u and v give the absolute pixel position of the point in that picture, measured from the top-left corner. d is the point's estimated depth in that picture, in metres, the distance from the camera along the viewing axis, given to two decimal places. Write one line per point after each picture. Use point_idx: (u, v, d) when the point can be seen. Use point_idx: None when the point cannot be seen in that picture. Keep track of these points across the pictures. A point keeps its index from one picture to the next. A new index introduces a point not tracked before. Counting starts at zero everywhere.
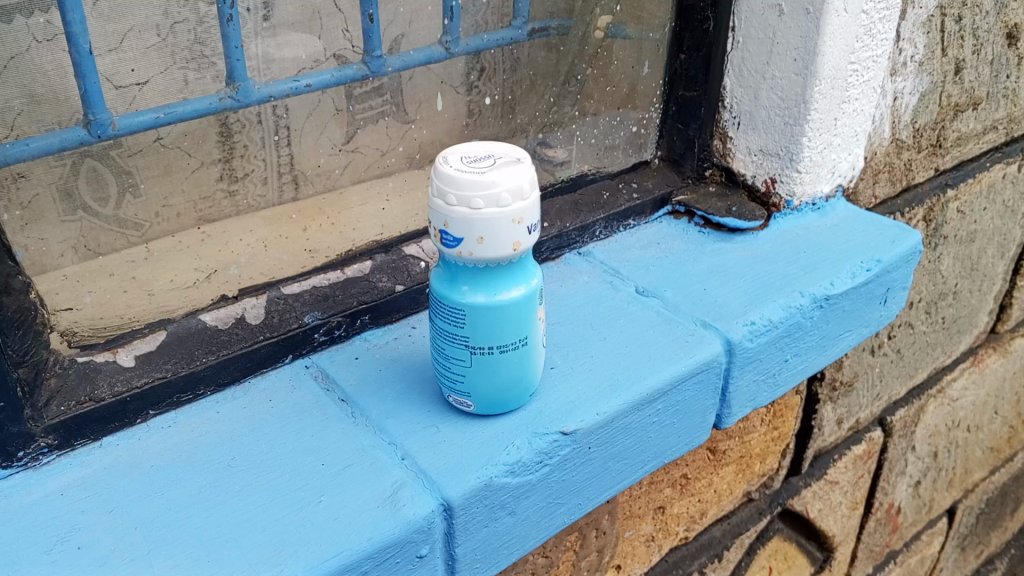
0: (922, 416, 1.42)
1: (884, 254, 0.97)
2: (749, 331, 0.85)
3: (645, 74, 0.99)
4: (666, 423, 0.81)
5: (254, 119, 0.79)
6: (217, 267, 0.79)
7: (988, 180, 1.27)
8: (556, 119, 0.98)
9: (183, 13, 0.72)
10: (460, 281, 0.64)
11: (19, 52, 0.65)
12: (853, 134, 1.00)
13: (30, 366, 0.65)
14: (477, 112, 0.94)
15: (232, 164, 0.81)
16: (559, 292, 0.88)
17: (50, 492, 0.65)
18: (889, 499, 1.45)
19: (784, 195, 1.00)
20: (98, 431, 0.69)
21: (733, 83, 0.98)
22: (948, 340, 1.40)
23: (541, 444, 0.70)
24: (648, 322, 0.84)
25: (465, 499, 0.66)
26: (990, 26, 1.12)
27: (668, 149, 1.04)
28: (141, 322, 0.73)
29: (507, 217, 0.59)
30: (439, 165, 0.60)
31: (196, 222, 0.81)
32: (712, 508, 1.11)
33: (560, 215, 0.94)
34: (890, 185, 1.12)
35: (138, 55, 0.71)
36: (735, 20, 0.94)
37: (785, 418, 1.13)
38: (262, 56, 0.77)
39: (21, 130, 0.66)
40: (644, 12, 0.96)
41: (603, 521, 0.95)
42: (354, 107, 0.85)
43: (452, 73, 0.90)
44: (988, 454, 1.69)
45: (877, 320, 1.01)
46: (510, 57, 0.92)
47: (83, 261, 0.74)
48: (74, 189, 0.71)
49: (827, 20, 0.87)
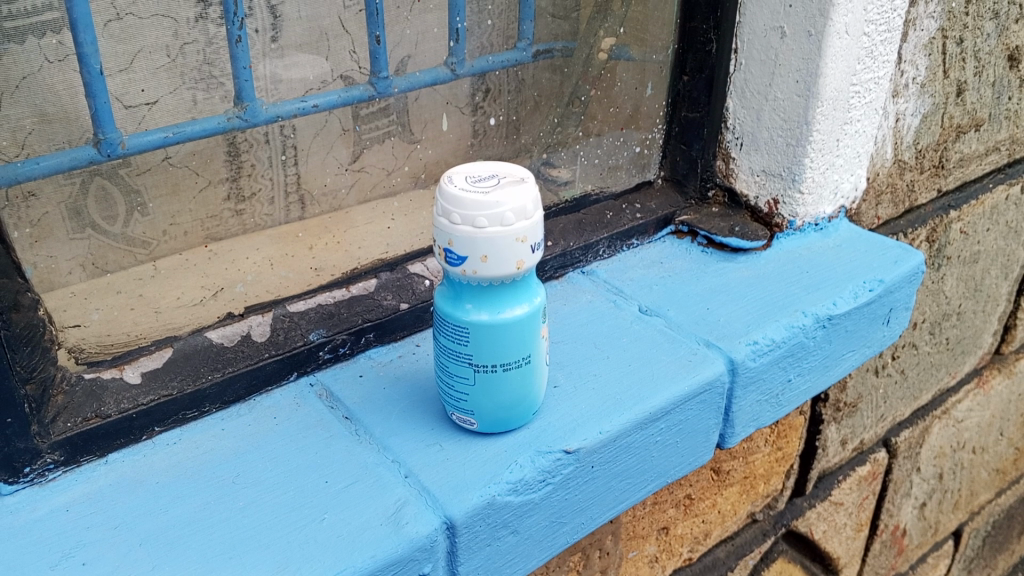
0: (928, 437, 1.42)
1: (887, 275, 0.97)
2: (752, 351, 0.85)
3: (648, 95, 1.00)
4: (669, 443, 0.81)
5: (262, 139, 0.80)
6: (223, 285, 0.80)
7: (990, 201, 1.27)
8: (559, 139, 0.99)
9: (192, 34, 0.73)
10: (464, 299, 0.64)
11: (31, 72, 0.66)
12: (855, 155, 1.01)
13: (37, 382, 0.66)
14: (482, 132, 0.95)
15: (239, 183, 0.81)
16: (562, 312, 0.89)
17: (56, 507, 0.65)
18: (895, 521, 1.45)
19: (787, 215, 1.00)
20: (104, 447, 0.69)
21: (736, 105, 0.98)
22: (952, 360, 1.40)
23: (544, 462, 0.71)
24: (652, 341, 0.85)
25: (468, 517, 0.66)
26: (992, 48, 1.13)
27: (671, 169, 1.04)
28: (148, 340, 0.74)
29: (510, 236, 0.60)
30: (444, 185, 0.61)
31: (202, 240, 0.82)
32: (717, 529, 1.11)
33: (563, 234, 0.95)
34: (893, 206, 1.13)
35: (148, 76, 0.73)
36: (737, 42, 0.95)
37: (789, 438, 1.14)
38: (270, 76, 0.78)
39: (31, 149, 0.67)
40: (647, 34, 0.97)
41: (607, 541, 0.95)
42: (361, 128, 0.87)
43: (458, 94, 0.91)
44: (994, 476, 1.68)
45: (880, 340, 1.02)
46: (516, 79, 0.94)
47: (92, 278, 0.75)
48: (83, 208, 0.72)
49: (828, 42, 0.88)
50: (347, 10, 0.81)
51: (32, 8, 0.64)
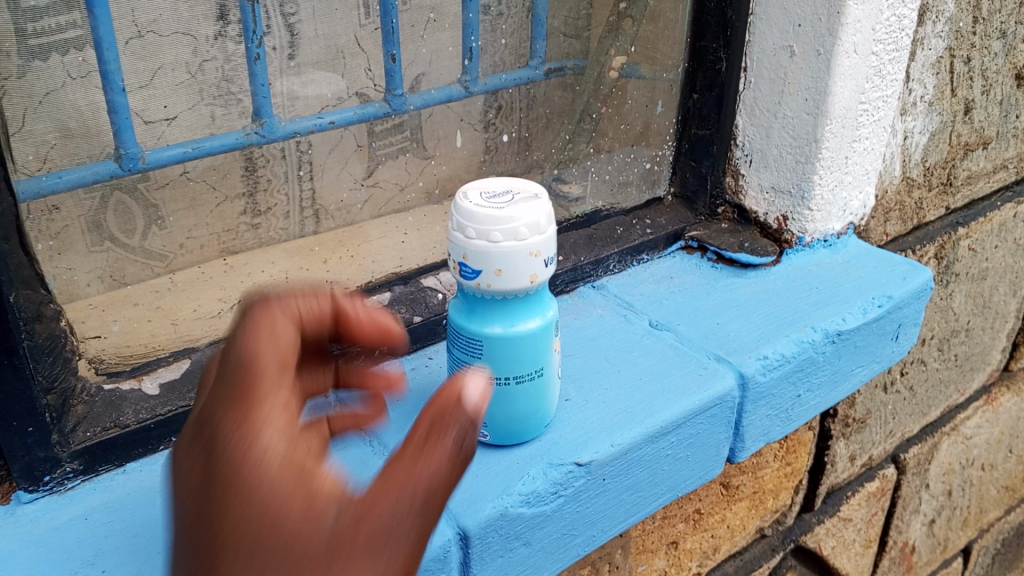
0: (936, 453, 1.42)
1: (896, 291, 0.98)
2: (762, 365, 0.86)
3: (659, 112, 1.02)
4: (679, 456, 0.82)
5: (278, 154, 0.83)
6: (240, 298, 0.81)
7: (998, 219, 1.28)
8: (571, 156, 1.02)
9: (211, 51, 0.77)
10: (478, 312, 0.65)
11: (54, 88, 0.69)
12: (863, 172, 1.02)
13: (58, 392, 0.66)
14: (494, 148, 0.99)
15: (256, 198, 0.84)
16: (573, 326, 0.90)
17: (75, 516, 0.66)
18: (903, 538, 1.45)
19: (795, 232, 1.01)
20: (121, 457, 0.70)
21: (745, 122, 0.99)
22: (960, 377, 1.40)
23: (556, 474, 0.71)
24: (662, 355, 0.86)
25: (481, 529, 0.67)
26: (999, 68, 1.14)
27: (681, 185, 1.05)
28: (165, 351, 0.75)
29: (524, 250, 0.61)
30: (459, 200, 0.62)
31: (219, 253, 0.84)
32: (726, 544, 1.11)
33: (575, 249, 0.96)
34: (902, 223, 1.13)
35: (168, 92, 0.76)
36: (746, 61, 0.96)
37: (798, 454, 1.14)
38: (287, 93, 0.83)
39: (53, 163, 0.70)
40: (658, 53, 0.98)
41: (616, 555, 0.95)
42: (375, 144, 0.91)
43: (471, 112, 0.97)
44: (1003, 494, 1.68)
45: (889, 356, 1.02)
46: (528, 96, 0.99)
47: (110, 290, 0.76)
48: (103, 221, 0.75)
49: (837, 61, 0.89)
50: (363, 28, 0.85)
51: (56, 27, 0.67)
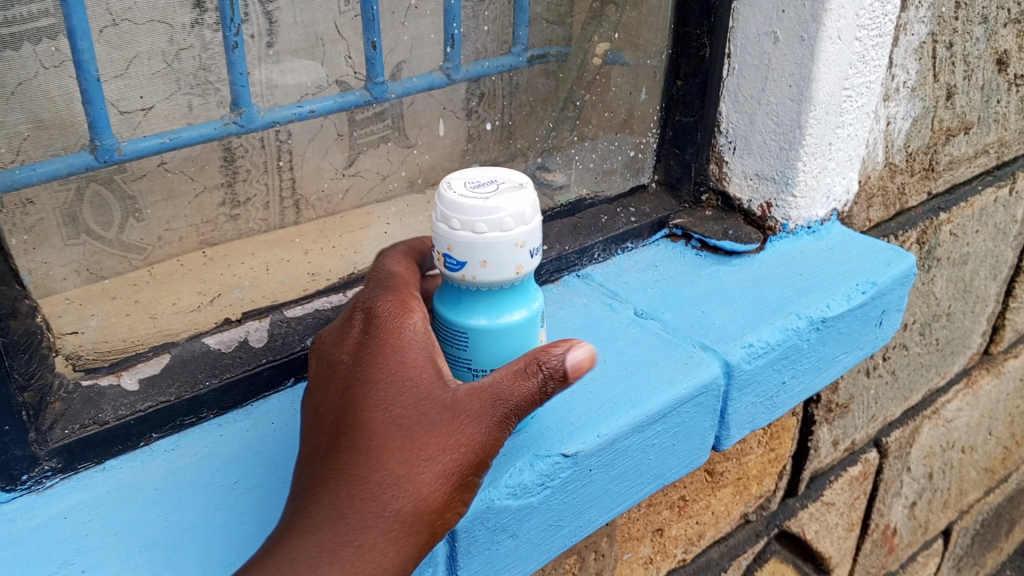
0: (918, 437, 1.43)
1: (879, 277, 0.98)
2: (747, 353, 0.85)
3: (642, 100, 1.01)
4: (665, 445, 0.82)
5: (257, 145, 0.82)
6: (220, 291, 0.80)
7: (979, 204, 1.29)
8: (554, 144, 1.01)
9: (188, 40, 0.76)
10: (463, 304, 0.64)
11: (27, 78, 0.68)
12: (847, 158, 1.01)
13: (35, 390, 0.65)
14: (477, 137, 0.98)
15: (234, 189, 0.83)
16: (558, 315, 0.89)
17: (53, 515, 0.65)
18: (885, 520, 1.46)
19: (779, 219, 1.00)
20: (101, 454, 0.69)
21: (729, 109, 0.99)
22: (942, 361, 1.41)
23: (543, 466, 0.71)
24: (648, 344, 0.85)
25: (467, 522, 0.67)
26: (981, 53, 1.14)
27: (665, 173, 1.05)
28: (145, 346, 0.73)
29: (509, 242, 0.60)
30: (443, 191, 0.61)
31: (197, 245, 0.83)
32: (711, 530, 1.11)
33: (559, 238, 0.95)
34: (884, 208, 1.14)
35: (143, 81, 0.75)
36: (730, 46, 0.96)
37: (781, 440, 1.14)
38: (265, 82, 0.81)
39: (26, 155, 0.68)
40: (641, 39, 0.97)
41: (602, 543, 0.95)
42: (356, 133, 0.90)
43: (453, 100, 0.95)
44: (982, 475, 1.69)
45: (873, 342, 1.02)
46: (510, 83, 0.96)
47: (86, 284, 0.76)
48: (78, 214, 0.75)
49: (821, 47, 0.88)
50: (342, 15, 0.83)
51: (28, 15, 0.65)
